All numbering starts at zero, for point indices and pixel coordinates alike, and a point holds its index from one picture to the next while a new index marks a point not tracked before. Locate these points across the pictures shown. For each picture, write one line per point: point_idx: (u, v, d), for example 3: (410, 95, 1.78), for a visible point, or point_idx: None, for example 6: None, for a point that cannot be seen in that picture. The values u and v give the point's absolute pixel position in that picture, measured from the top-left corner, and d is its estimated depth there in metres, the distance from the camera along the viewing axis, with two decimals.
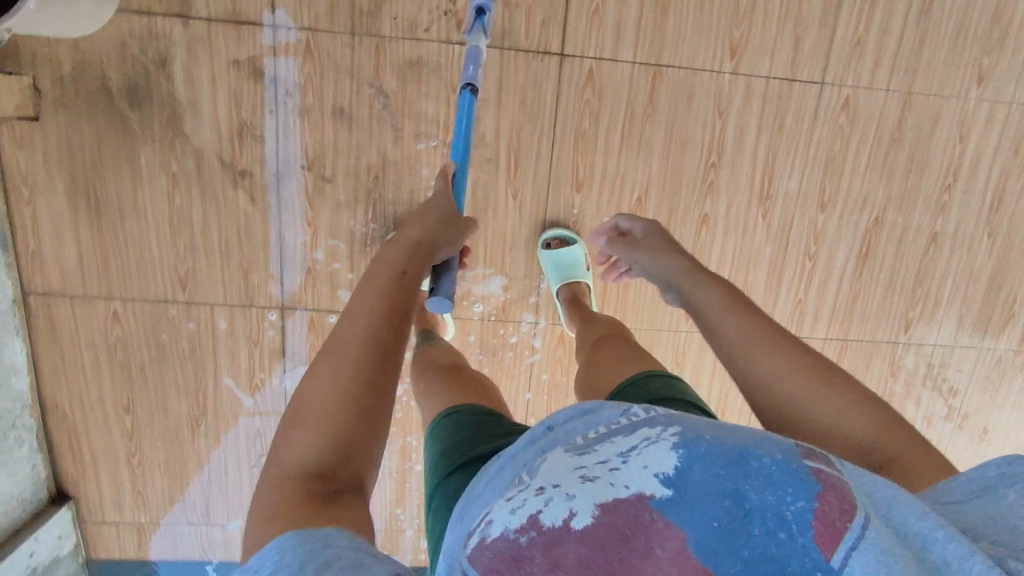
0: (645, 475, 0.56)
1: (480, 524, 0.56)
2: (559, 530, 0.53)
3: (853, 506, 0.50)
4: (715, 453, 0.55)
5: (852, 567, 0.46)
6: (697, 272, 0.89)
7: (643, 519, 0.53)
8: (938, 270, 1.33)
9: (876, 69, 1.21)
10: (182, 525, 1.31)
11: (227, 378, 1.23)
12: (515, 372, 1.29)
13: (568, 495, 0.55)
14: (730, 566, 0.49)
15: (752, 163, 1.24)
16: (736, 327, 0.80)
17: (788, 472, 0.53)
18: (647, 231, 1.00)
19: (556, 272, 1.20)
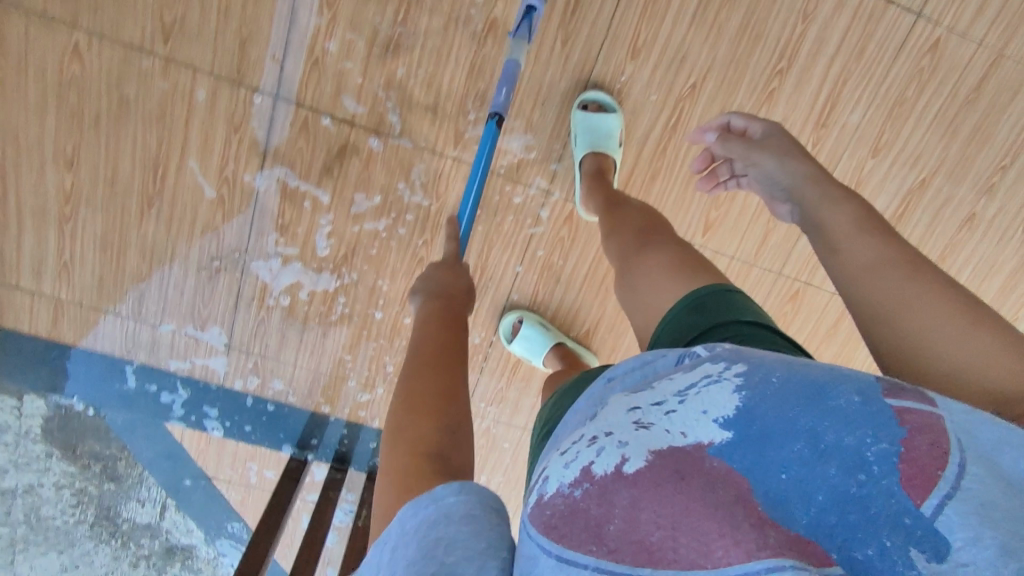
0: (701, 418, 0.50)
1: (538, 482, 0.52)
2: (610, 479, 0.48)
3: (947, 450, 0.42)
4: (784, 392, 0.49)
5: (948, 518, 0.39)
6: (827, 181, 0.76)
7: (699, 462, 0.47)
8: (965, 252, 1.26)
9: (978, 17, 1.08)
10: (109, 315, 1.18)
11: (193, 162, 1.08)
12: (512, 241, 1.18)
13: (622, 442, 0.50)
14: (802, 515, 0.43)
15: (820, 84, 1.12)
16: (862, 248, 0.69)
17: (870, 413, 0.46)
18: (767, 131, 0.85)
19: (587, 137, 1.07)
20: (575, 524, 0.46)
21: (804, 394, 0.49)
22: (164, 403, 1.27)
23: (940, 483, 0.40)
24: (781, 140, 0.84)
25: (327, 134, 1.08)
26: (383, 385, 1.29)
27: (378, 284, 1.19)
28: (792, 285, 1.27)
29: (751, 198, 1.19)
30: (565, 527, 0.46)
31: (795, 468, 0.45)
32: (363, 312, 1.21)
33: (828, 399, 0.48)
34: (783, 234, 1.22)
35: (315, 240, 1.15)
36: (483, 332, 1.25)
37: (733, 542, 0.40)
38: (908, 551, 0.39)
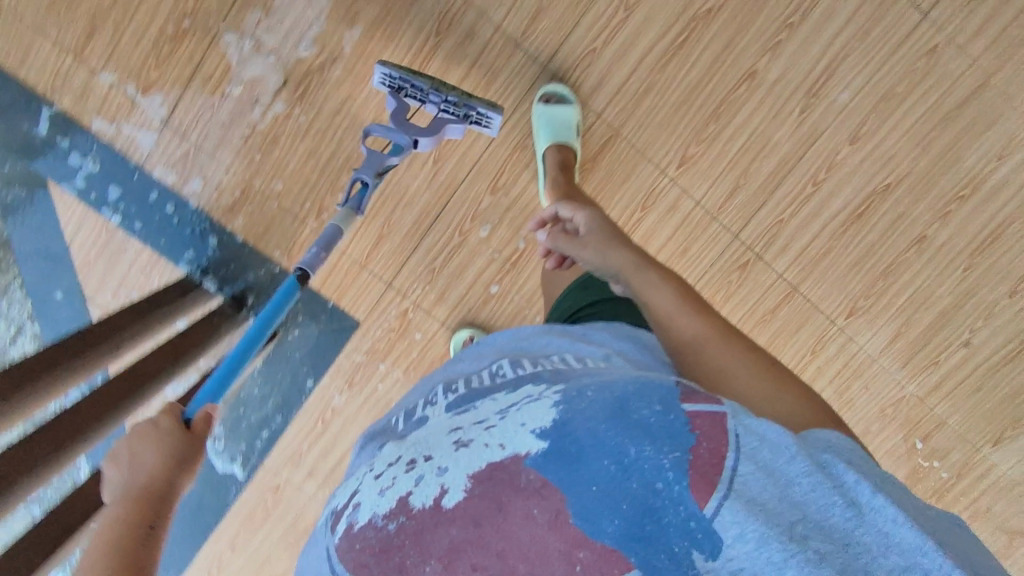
0: (521, 432, 0.57)
1: (350, 508, 0.60)
2: (429, 513, 0.55)
3: (723, 458, 0.52)
4: (591, 406, 0.56)
5: (722, 519, 0.49)
6: (647, 270, 0.83)
7: (518, 479, 0.55)
8: (907, 273, 1.29)
9: (978, 33, 1.12)
10: (47, 40, 1.07)
11: None
12: (495, 108, 1.14)
13: (441, 470, 0.57)
14: (608, 526, 0.52)
15: (823, 50, 1.13)
16: (688, 328, 0.77)
17: (667, 424, 0.55)
18: (590, 226, 0.91)
19: (547, 132, 1.11)
20: (393, 564, 0.54)
21: (612, 409, 0.56)
22: (70, 169, 1.14)
23: (718, 488, 0.50)
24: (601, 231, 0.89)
25: None
26: (313, 222, 1.19)
27: (344, 109, 1.12)
28: (743, 255, 1.26)
29: (732, 147, 1.19)
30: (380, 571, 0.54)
31: (604, 480, 0.53)
32: (317, 133, 1.13)
33: (632, 413, 0.55)
34: (748, 197, 1.21)
35: (300, 38, 1.08)
36: (432, 198, 1.17)
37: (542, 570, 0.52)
38: (691, 554, 0.49)
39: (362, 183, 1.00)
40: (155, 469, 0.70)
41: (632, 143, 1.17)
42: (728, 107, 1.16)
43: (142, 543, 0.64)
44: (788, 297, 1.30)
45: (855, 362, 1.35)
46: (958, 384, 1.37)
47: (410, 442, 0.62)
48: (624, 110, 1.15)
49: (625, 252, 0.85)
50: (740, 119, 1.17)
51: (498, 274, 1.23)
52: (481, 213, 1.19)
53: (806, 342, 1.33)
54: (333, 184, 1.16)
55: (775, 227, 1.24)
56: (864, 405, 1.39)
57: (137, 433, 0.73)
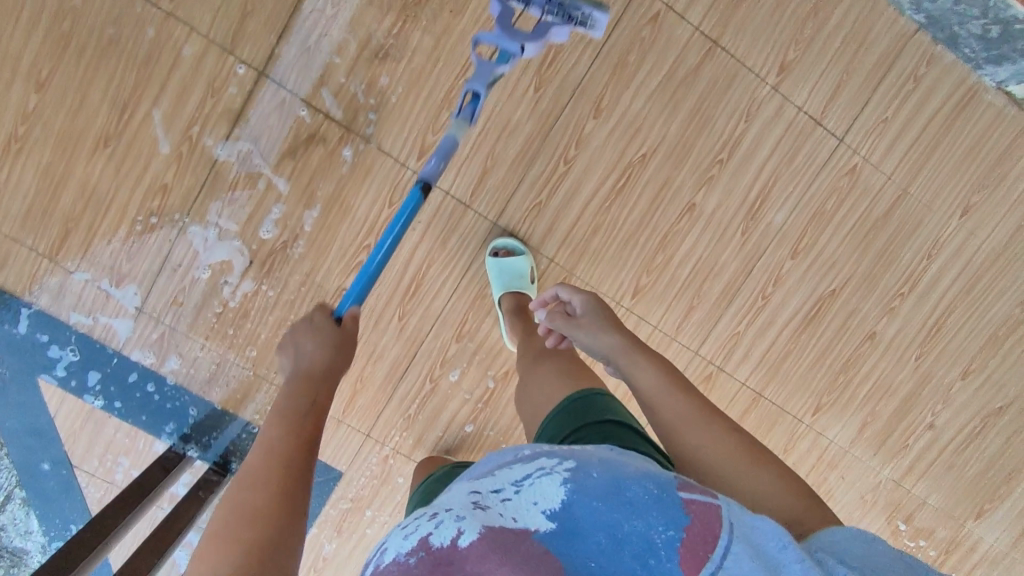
0: (533, 511, 0.56)
1: (376, 555, 0.55)
2: (445, 552, 0.51)
3: (716, 535, 0.53)
4: (594, 489, 0.57)
5: None
6: (638, 350, 0.82)
7: (526, 543, 0.54)
8: (864, 367, 1.34)
9: (889, 151, 1.22)
10: (21, 247, 1.12)
11: (159, 114, 1.08)
12: (453, 262, 1.20)
13: (458, 516, 0.54)
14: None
15: (753, 179, 1.22)
16: (670, 410, 0.76)
17: (662, 502, 0.56)
18: (587, 308, 0.87)
19: (501, 280, 1.18)
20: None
21: (614, 489, 0.57)
22: (51, 359, 1.19)
23: (708, 561, 0.51)
24: (599, 307, 0.87)
25: (300, 121, 1.11)
26: None
27: (310, 279, 1.18)
28: (705, 368, 1.32)
29: (680, 273, 1.26)
30: None
31: (603, 557, 0.54)
32: (287, 304, 1.19)
33: (629, 494, 0.57)
34: (702, 315, 1.28)
35: (262, 221, 1.15)
36: (401, 350, 1.23)
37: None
38: None
39: (472, 94, 0.90)
40: (315, 355, 0.79)
41: (586, 280, 1.24)
42: (672, 238, 1.24)
43: (306, 416, 0.73)
44: (754, 401, 1.34)
45: (829, 455, 1.39)
46: (930, 464, 1.42)
47: (424, 508, 0.60)
48: (575, 252, 1.23)
49: (619, 332, 0.84)
50: (685, 246, 1.25)
51: (473, 413, 1.27)
52: (450, 359, 1.24)
53: (778, 441, 1.37)
54: None
55: (732, 339, 1.30)
56: (844, 495, 1.42)
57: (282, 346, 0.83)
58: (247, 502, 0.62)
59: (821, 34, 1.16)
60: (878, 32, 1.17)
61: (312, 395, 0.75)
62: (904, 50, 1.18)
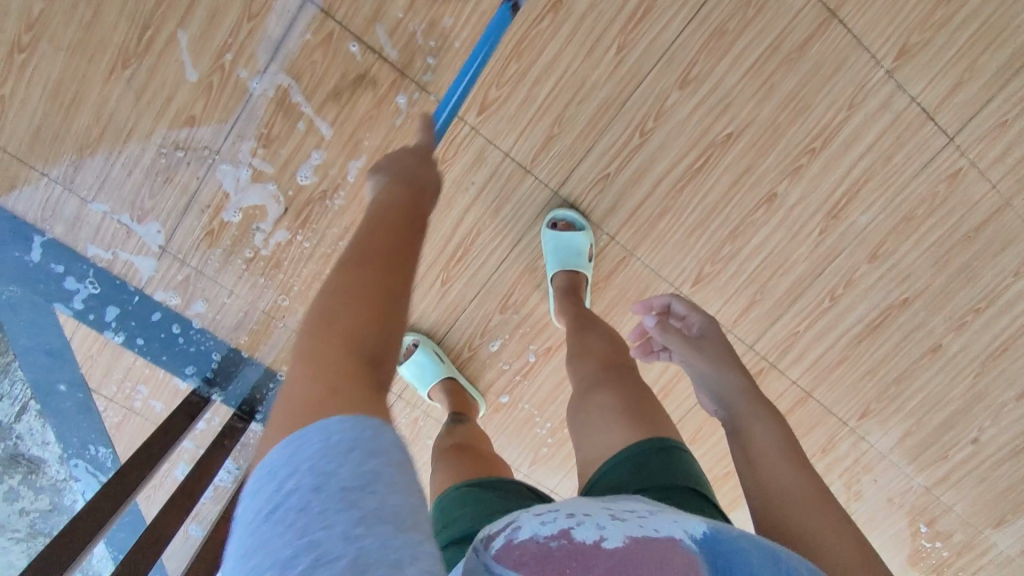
0: (672, 527, 0.49)
1: (505, 529, 0.49)
2: (589, 547, 0.45)
3: None
4: (748, 538, 0.50)
5: None
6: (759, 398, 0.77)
7: (670, 550, 0.45)
8: (918, 380, 1.27)
9: (999, 159, 1.10)
10: (33, 170, 1.02)
11: (188, 36, 0.95)
12: (506, 228, 1.11)
13: (601, 527, 0.48)
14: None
15: (843, 175, 1.11)
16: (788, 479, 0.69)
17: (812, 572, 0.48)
18: (704, 327, 0.87)
19: (556, 257, 1.07)
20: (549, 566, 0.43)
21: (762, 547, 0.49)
22: (67, 290, 1.11)
23: None
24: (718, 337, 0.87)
25: (349, 59, 0.97)
26: None
27: (350, 232, 1.08)
28: (756, 363, 1.25)
29: (746, 266, 1.17)
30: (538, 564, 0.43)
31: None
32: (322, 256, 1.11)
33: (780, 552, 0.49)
34: (763, 309, 1.20)
35: (300, 166, 1.04)
36: (441, 316, 1.15)
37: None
38: None
39: None
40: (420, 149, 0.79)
41: (645, 262, 1.15)
42: (744, 228, 1.14)
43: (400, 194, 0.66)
44: (799, 401, 1.29)
45: (866, 459, 1.35)
46: (965, 476, 1.38)
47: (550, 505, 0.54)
48: (638, 232, 1.14)
49: (740, 370, 0.81)
50: (757, 237, 1.15)
51: (508, 385, 1.21)
52: (491, 329, 1.17)
53: (817, 442, 1.33)
54: None
55: (788, 338, 1.23)
56: (873, 497, 1.39)
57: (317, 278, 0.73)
58: (370, 266, 0.52)
59: (954, 18, 1.00)
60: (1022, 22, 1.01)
61: (415, 185, 0.70)
62: None
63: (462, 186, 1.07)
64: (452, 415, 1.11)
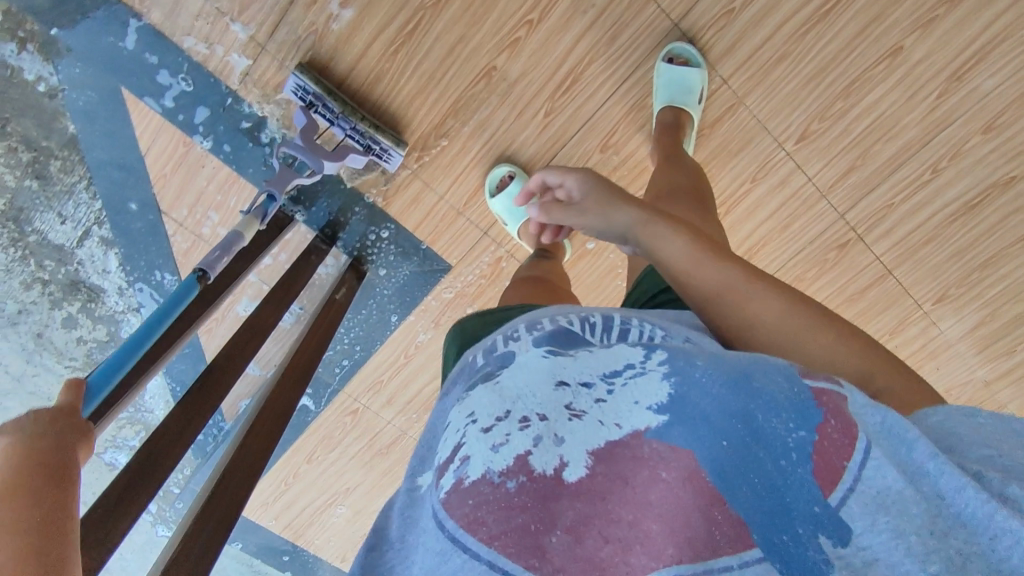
0: (637, 410, 0.45)
1: (452, 456, 0.46)
2: (551, 482, 0.43)
3: (853, 438, 0.41)
4: (715, 377, 0.45)
5: (851, 508, 0.39)
6: (660, 220, 0.65)
7: (641, 452, 0.43)
8: (1004, 268, 1.27)
9: None
10: None
11: None
12: (619, 62, 1.07)
13: (559, 439, 0.45)
14: (742, 492, 0.41)
15: (977, 32, 1.05)
16: (708, 283, 0.61)
17: (789, 397, 0.44)
18: (581, 186, 0.68)
19: (667, 91, 1.04)
20: (515, 529, 0.41)
21: (732, 381, 0.44)
22: (160, 86, 1.08)
23: (846, 475, 0.40)
24: (599, 182, 0.68)
25: None
26: (413, 165, 1.13)
27: (458, 47, 1.03)
28: (844, 234, 1.23)
29: (856, 127, 1.13)
30: (500, 528, 0.41)
31: (735, 442, 0.42)
32: (426, 74, 1.06)
33: (755, 382, 0.44)
34: (863, 175, 1.17)
35: None
36: (539, 150, 1.13)
37: (684, 538, 0.40)
38: (816, 538, 0.39)
39: None
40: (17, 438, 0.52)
41: (754, 112, 1.12)
42: (862, 83, 1.10)
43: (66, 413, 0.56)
44: (879, 280, 1.28)
45: (932, 345, 1.36)
46: None
47: (496, 388, 0.49)
48: (752, 77, 1.09)
49: (633, 204, 0.66)
50: (873, 96, 1.11)
51: None
52: (588, 170, 1.15)
53: (888, 323, 1.33)
54: (436, 129, 1.10)
55: (882, 211, 1.21)
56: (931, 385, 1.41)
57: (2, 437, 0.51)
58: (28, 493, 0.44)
59: None
60: None
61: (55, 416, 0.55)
62: None
63: (580, 8, 1.01)
64: (538, 252, 1.09)
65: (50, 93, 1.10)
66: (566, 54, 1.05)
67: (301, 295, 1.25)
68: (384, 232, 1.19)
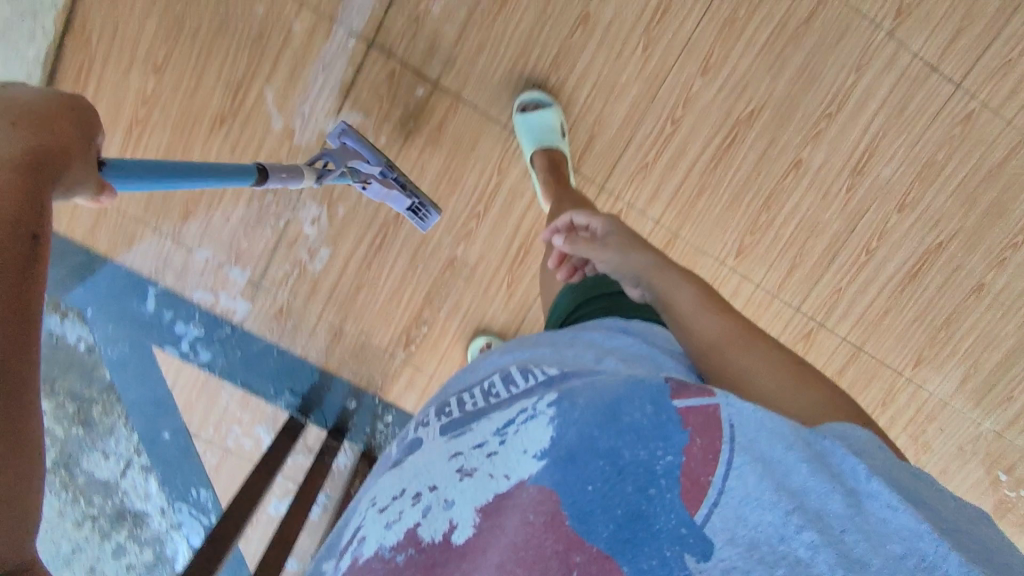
0: (523, 459, 0.49)
1: (352, 542, 0.50)
2: (439, 549, 0.46)
3: (716, 455, 0.46)
4: (586, 413, 0.49)
5: (712, 524, 0.43)
6: (671, 268, 0.78)
7: (519, 498, 0.46)
8: (967, 322, 1.35)
9: (1009, 97, 1.19)
10: (147, 229, 1.17)
11: (271, 92, 1.09)
12: None
13: (448, 502, 0.48)
14: (604, 528, 0.44)
15: (861, 134, 1.21)
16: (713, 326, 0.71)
17: (659, 424, 0.48)
18: (608, 228, 0.84)
19: (532, 137, 1.10)
20: None
21: (604, 413, 0.48)
22: (176, 335, 1.24)
23: (709, 492, 0.44)
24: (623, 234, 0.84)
25: (411, 97, 1.11)
26: (401, 354, 1.27)
27: (423, 247, 1.20)
28: (806, 325, 1.33)
29: (784, 232, 1.26)
30: None
31: (603, 482, 0.46)
32: (400, 275, 1.21)
33: (624, 415, 0.48)
34: (807, 270, 1.28)
35: (373, 193, 1.16)
36: (509, 317, 1.26)
37: None
38: (682, 558, 0.42)
39: None
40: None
41: (691, 240, 1.25)
42: (778, 195, 1.23)
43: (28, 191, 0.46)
44: (852, 357, 1.36)
45: (927, 407, 1.41)
46: None
47: (399, 472, 0.54)
48: (681, 213, 1.23)
49: (648, 253, 0.80)
50: (791, 202, 1.24)
51: None
52: None
53: (877, 395, 1.40)
54: (416, 319, 1.24)
55: (833, 297, 1.31)
56: (941, 447, 1.43)
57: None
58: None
59: None
60: None
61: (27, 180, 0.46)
62: None
63: (518, 193, 1.18)
64: None
65: (90, 349, 1.27)
66: (516, 232, 1.20)
67: (323, 488, 1.33)
68: (388, 415, 1.31)
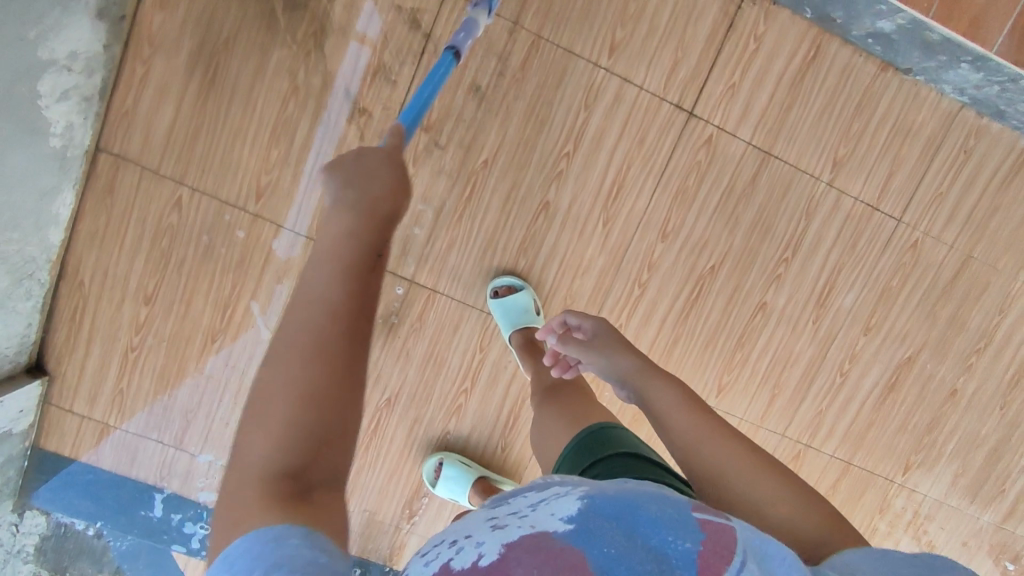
0: (551, 518, 0.51)
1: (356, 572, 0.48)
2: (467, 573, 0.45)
3: (730, 551, 0.50)
4: (611, 500, 0.53)
5: None
6: (649, 367, 0.80)
7: (547, 544, 0.48)
8: (947, 425, 1.39)
9: (948, 223, 1.26)
10: (150, 442, 1.21)
11: (255, 303, 1.17)
12: None
13: (478, 543, 0.48)
14: None
15: (819, 271, 1.27)
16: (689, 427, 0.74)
17: (675, 517, 0.52)
18: (597, 330, 0.85)
19: (506, 320, 1.16)
20: None
21: (628, 504, 0.53)
22: (185, 534, 1.27)
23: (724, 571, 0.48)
24: (612, 336, 0.84)
25: (392, 295, 1.18)
26: (407, 525, 1.30)
27: (416, 425, 1.25)
28: (794, 447, 1.38)
29: (759, 367, 1.31)
30: None
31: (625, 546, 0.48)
32: (398, 454, 1.26)
33: (645, 506, 0.53)
34: (787, 398, 1.33)
35: None
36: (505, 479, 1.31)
37: None
38: None
39: None
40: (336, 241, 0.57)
41: None
42: (750, 335, 1.29)
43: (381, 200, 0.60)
44: (844, 470, 1.40)
45: (925, 508, 1.44)
46: None
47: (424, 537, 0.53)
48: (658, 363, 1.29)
49: (633, 354, 0.82)
50: (762, 339, 1.30)
51: None
52: None
53: (874, 502, 1.43)
54: (417, 492, 1.28)
55: (815, 419, 1.36)
56: (945, 544, 1.46)
57: (346, 179, 0.60)
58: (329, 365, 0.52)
59: (868, 127, 1.19)
60: (925, 116, 1.19)
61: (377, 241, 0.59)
62: (951, 129, 1.20)
63: (502, 365, 1.24)
64: None
65: (98, 534, 1.25)
66: (504, 401, 1.25)
67: None
68: None
